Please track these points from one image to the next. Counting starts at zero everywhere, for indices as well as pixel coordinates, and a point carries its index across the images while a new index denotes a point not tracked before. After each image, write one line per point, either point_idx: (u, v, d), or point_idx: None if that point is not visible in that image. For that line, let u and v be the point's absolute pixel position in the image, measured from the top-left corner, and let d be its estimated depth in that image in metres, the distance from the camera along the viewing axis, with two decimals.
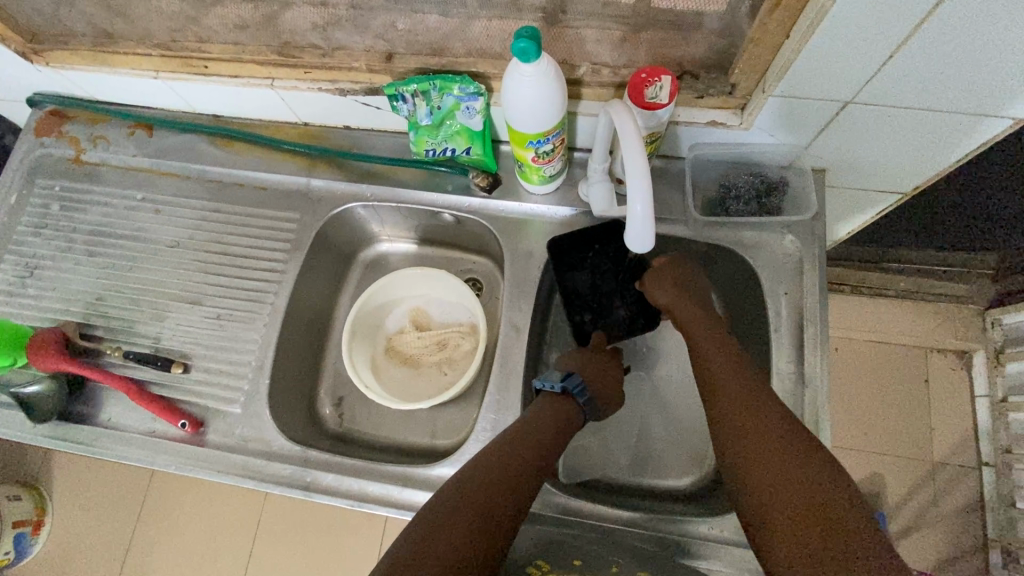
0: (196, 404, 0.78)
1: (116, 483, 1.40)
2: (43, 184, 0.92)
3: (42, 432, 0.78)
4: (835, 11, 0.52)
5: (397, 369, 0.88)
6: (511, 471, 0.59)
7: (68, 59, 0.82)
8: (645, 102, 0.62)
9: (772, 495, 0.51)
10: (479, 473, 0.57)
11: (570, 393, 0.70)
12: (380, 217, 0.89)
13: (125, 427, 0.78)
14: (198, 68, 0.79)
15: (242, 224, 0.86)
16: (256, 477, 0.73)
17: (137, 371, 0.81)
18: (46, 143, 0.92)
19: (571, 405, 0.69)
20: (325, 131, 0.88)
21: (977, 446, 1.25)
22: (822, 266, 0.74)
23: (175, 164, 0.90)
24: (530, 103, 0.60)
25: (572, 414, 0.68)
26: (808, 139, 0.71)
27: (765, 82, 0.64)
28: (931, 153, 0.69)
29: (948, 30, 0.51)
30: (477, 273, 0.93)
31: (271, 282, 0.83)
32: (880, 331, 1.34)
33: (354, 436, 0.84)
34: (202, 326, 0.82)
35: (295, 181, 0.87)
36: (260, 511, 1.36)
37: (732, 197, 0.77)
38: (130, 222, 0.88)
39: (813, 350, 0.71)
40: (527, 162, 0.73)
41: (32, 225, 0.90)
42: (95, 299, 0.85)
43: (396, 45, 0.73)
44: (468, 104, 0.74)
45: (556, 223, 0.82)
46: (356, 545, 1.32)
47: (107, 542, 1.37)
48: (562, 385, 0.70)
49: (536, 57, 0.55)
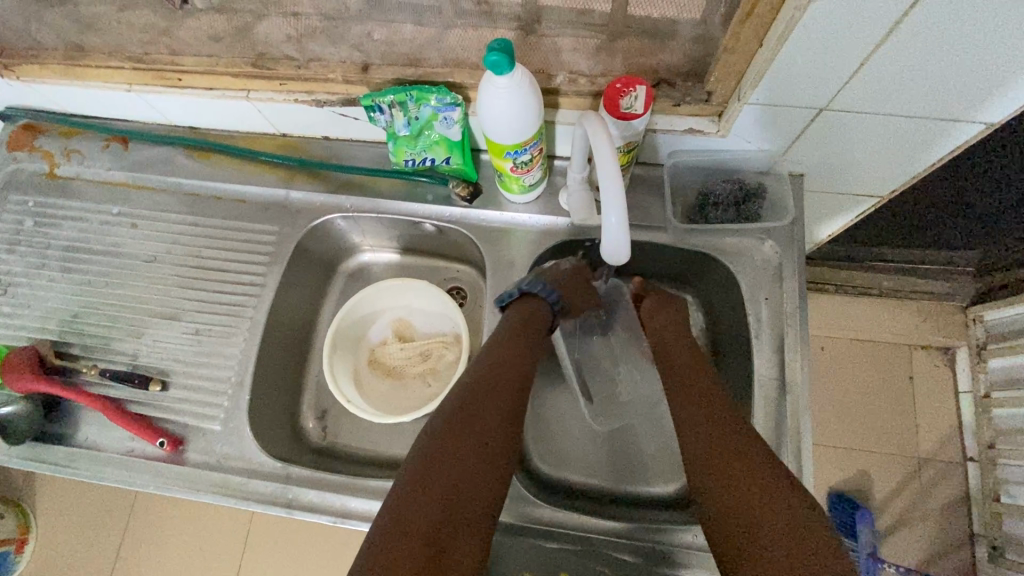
0: (175, 422, 0.77)
1: (102, 499, 1.38)
2: (15, 200, 0.90)
3: (17, 454, 0.76)
4: (806, 21, 0.52)
5: (380, 381, 0.87)
6: (479, 424, 0.59)
7: (38, 73, 0.81)
8: (620, 112, 0.62)
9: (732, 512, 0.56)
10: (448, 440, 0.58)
11: (533, 293, 0.71)
12: (360, 227, 0.88)
13: (102, 448, 0.76)
14: (171, 80, 0.78)
15: (220, 237, 0.85)
16: (237, 495, 0.72)
17: (114, 389, 0.79)
18: (19, 157, 0.91)
19: (536, 302, 0.71)
20: (304, 142, 0.87)
21: (961, 441, 1.27)
22: (802, 270, 0.74)
23: (151, 177, 0.88)
24: (505, 115, 0.60)
25: (535, 311, 0.71)
26: (785, 146, 0.72)
27: (740, 89, 0.64)
28: (904, 157, 0.70)
29: (912, 42, 0.52)
30: (460, 282, 0.93)
31: (250, 295, 0.82)
32: (864, 330, 1.35)
33: (338, 450, 0.84)
34: (180, 341, 0.81)
35: (274, 193, 0.86)
36: (247, 525, 1.35)
37: (711, 204, 0.77)
38: (106, 237, 0.87)
39: (794, 355, 0.71)
40: (506, 172, 0.72)
41: (5, 242, 0.88)
42: (70, 316, 0.83)
43: (372, 56, 0.72)
44: (445, 114, 0.73)
45: (538, 231, 0.82)
46: (345, 557, 1.31)
47: (91, 560, 1.35)
48: (524, 287, 0.71)
49: (509, 69, 0.55)
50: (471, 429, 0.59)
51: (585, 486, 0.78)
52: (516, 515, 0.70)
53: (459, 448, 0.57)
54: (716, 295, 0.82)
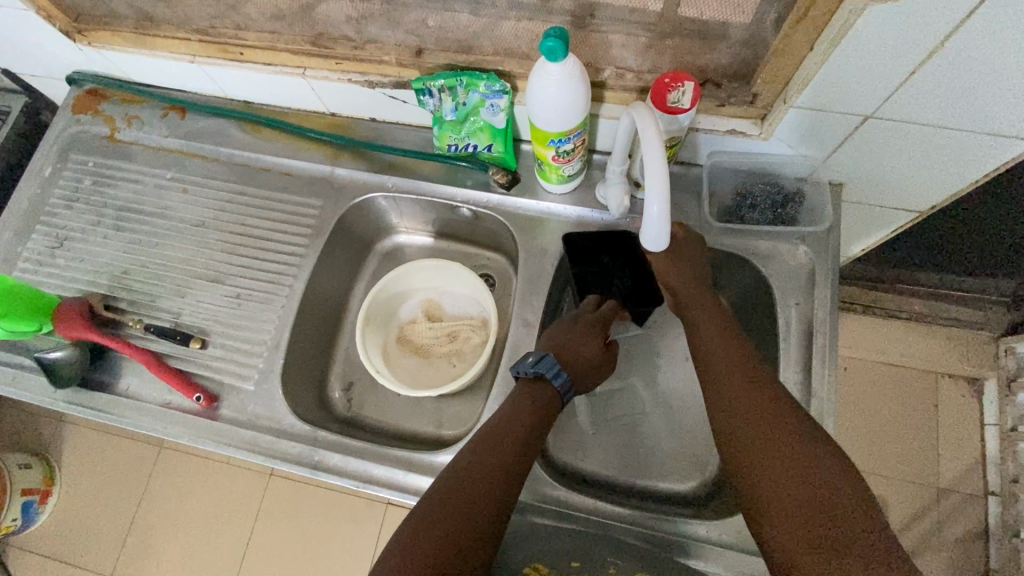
0: (212, 379, 0.80)
1: (125, 458, 1.48)
2: (76, 160, 0.95)
3: (62, 397, 0.80)
4: (859, 24, 0.53)
5: (408, 358, 0.89)
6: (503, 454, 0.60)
7: (109, 40, 0.85)
8: (667, 106, 0.63)
9: (772, 494, 0.53)
10: (467, 475, 0.57)
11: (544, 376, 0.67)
12: (399, 208, 0.91)
13: (141, 398, 0.80)
14: (233, 54, 0.82)
15: (266, 208, 0.89)
16: (266, 453, 0.75)
17: (157, 344, 0.83)
18: (83, 120, 0.96)
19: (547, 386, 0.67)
20: (352, 122, 0.90)
21: (984, 474, 1.24)
22: (835, 278, 0.74)
23: (204, 147, 0.92)
24: (552, 100, 0.61)
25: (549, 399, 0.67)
26: (825, 154, 0.72)
27: (787, 92, 0.65)
28: (948, 172, 0.69)
29: (965, 50, 0.53)
30: (491, 268, 0.95)
31: (291, 265, 0.85)
32: (889, 352, 1.33)
33: (362, 421, 0.86)
34: (221, 303, 0.84)
35: (320, 169, 0.89)
36: (261, 495, 1.43)
37: (747, 205, 0.78)
38: (159, 200, 0.91)
39: (821, 364, 0.71)
40: (547, 160, 0.74)
41: (65, 198, 0.93)
42: (120, 273, 0.87)
43: (427, 41, 0.75)
44: (493, 101, 0.75)
45: (572, 222, 0.83)
46: (351, 529, 1.39)
47: (113, 513, 1.44)
48: (535, 370, 0.68)
49: (564, 56, 0.57)
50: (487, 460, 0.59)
51: (605, 476, 0.79)
52: (534, 495, 0.71)
53: (469, 483, 0.56)
54: (745, 298, 0.82)
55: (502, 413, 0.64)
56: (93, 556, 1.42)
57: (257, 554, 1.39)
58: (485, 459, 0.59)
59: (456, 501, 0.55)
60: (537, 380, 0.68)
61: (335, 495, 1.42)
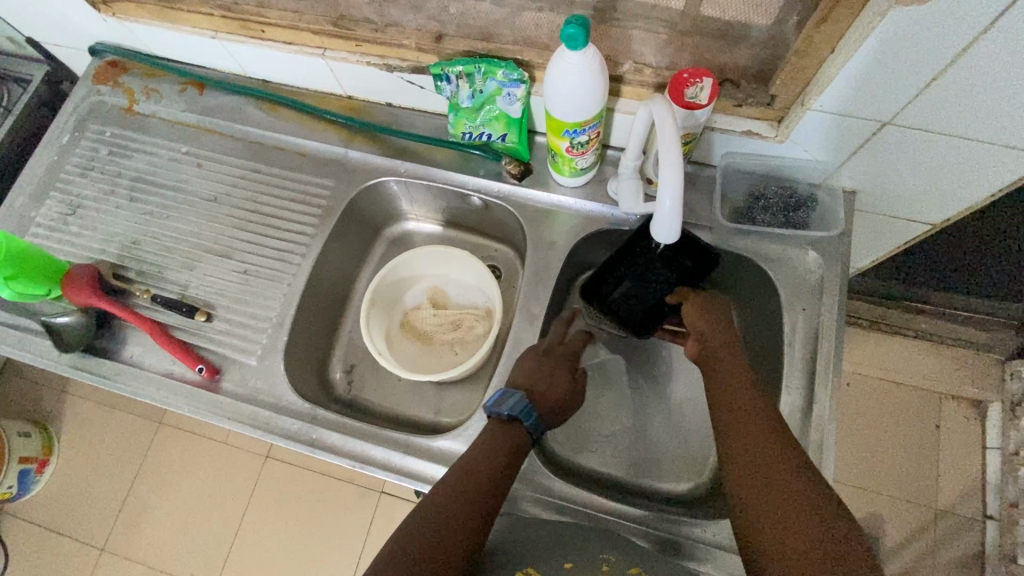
0: (215, 351, 0.80)
1: (124, 431, 1.49)
2: (94, 129, 0.96)
3: (66, 361, 0.80)
4: (881, 28, 0.53)
5: (411, 344, 0.89)
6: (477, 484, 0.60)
7: (133, 12, 0.86)
8: (684, 101, 0.63)
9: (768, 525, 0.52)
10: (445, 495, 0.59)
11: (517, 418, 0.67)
12: (410, 194, 0.91)
13: (143, 366, 0.80)
14: (254, 31, 0.82)
15: (277, 186, 0.89)
16: (265, 428, 0.75)
17: (162, 315, 0.84)
18: (103, 90, 0.97)
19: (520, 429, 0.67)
20: (368, 106, 0.91)
21: (984, 498, 1.23)
22: (844, 286, 0.74)
23: (220, 123, 0.93)
24: (570, 90, 0.62)
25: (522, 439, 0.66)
26: (840, 160, 0.72)
27: (805, 94, 0.65)
28: (966, 183, 0.69)
29: (985, 60, 0.52)
30: (498, 260, 0.95)
31: (299, 244, 0.85)
32: (893, 370, 1.32)
33: (361, 404, 0.86)
34: (229, 278, 0.84)
35: (334, 150, 0.90)
36: (255, 478, 1.44)
37: (759, 207, 0.78)
38: (172, 173, 0.92)
39: (826, 372, 0.70)
40: (561, 152, 0.74)
41: (80, 166, 0.94)
42: (131, 242, 0.88)
43: (447, 28, 0.76)
44: (509, 90, 0.75)
45: (582, 217, 0.83)
46: (345, 515, 1.39)
47: (108, 486, 1.45)
48: (509, 411, 0.67)
49: (584, 44, 0.57)
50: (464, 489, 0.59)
51: (600, 472, 0.79)
52: (529, 485, 0.71)
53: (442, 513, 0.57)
54: (752, 301, 0.82)
55: (479, 447, 0.64)
56: (86, 527, 1.43)
57: (248, 535, 1.39)
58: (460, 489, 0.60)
59: (433, 523, 0.56)
60: (510, 424, 0.67)
61: (328, 482, 1.42)
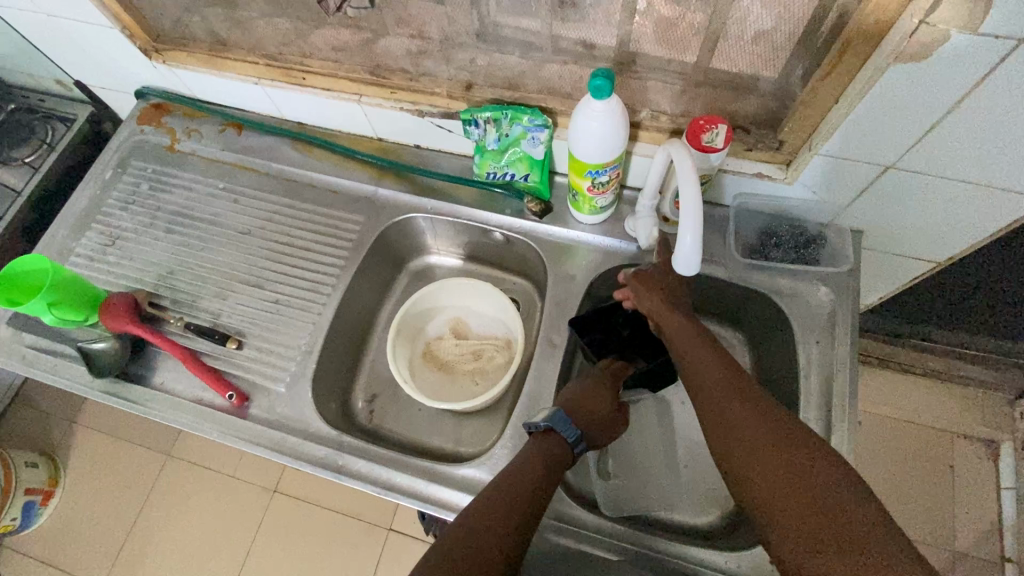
0: (244, 378, 0.83)
1: (132, 462, 1.49)
2: (136, 165, 1.01)
3: (99, 387, 0.83)
4: (883, 81, 0.58)
5: (432, 373, 0.92)
6: (509, 504, 0.60)
7: (182, 59, 0.92)
8: (700, 145, 0.68)
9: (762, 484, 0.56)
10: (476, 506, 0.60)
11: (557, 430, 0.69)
12: (435, 229, 0.96)
13: (173, 393, 0.82)
14: (296, 78, 0.88)
15: (308, 220, 0.93)
16: (291, 454, 0.76)
17: (194, 343, 0.86)
18: (146, 130, 1.03)
19: (559, 442, 0.68)
20: (397, 147, 0.97)
21: (1001, 541, 1.20)
22: (855, 320, 0.77)
23: (258, 161, 0.98)
24: (597, 136, 0.67)
25: (564, 454, 0.68)
26: (847, 200, 0.76)
27: (813, 140, 0.70)
28: (966, 223, 0.72)
29: (978, 112, 0.58)
30: (516, 293, 0.98)
31: (328, 275, 0.89)
32: (904, 409, 1.33)
33: (382, 432, 0.88)
34: (259, 306, 0.88)
35: (364, 187, 0.95)
36: (260, 514, 1.42)
37: (772, 244, 0.82)
38: (208, 208, 0.96)
39: (841, 403, 0.72)
40: (582, 191, 0.78)
41: (121, 200, 0.99)
42: (166, 272, 0.92)
43: (477, 77, 0.82)
44: (534, 134, 0.80)
45: (599, 251, 0.87)
46: (351, 557, 1.36)
47: (112, 520, 1.43)
48: (547, 423, 0.69)
49: (609, 94, 0.63)
50: (501, 507, 0.60)
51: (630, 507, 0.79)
52: (555, 512, 0.72)
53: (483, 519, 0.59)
54: (766, 335, 0.84)
55: (529, 451, 0.67)
56: (88, 561, 1.40)
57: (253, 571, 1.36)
58: (494, 505, 0.60)
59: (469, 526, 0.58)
60: (549, 433, 0.69)
61: (335, 519, 1.40)
